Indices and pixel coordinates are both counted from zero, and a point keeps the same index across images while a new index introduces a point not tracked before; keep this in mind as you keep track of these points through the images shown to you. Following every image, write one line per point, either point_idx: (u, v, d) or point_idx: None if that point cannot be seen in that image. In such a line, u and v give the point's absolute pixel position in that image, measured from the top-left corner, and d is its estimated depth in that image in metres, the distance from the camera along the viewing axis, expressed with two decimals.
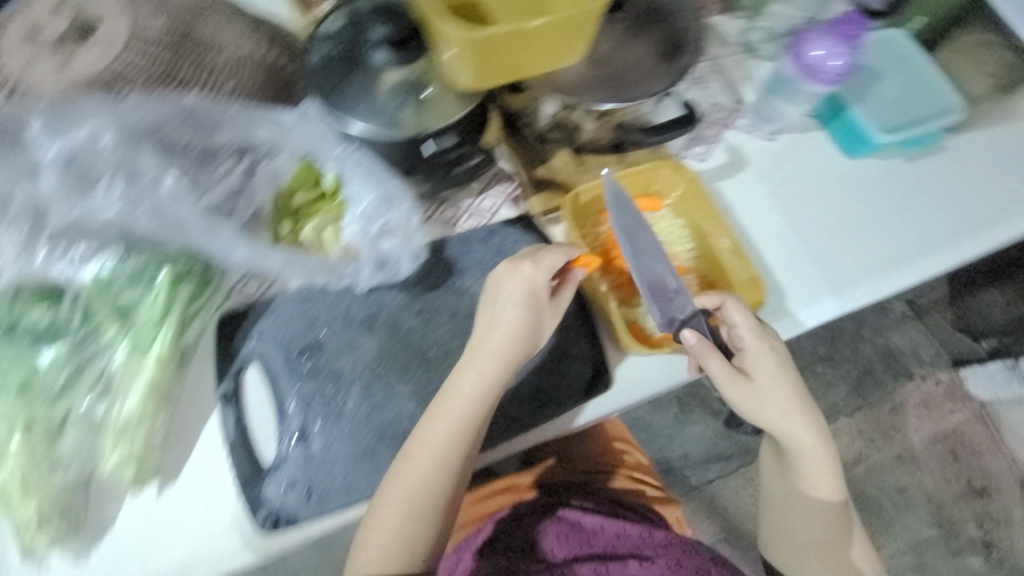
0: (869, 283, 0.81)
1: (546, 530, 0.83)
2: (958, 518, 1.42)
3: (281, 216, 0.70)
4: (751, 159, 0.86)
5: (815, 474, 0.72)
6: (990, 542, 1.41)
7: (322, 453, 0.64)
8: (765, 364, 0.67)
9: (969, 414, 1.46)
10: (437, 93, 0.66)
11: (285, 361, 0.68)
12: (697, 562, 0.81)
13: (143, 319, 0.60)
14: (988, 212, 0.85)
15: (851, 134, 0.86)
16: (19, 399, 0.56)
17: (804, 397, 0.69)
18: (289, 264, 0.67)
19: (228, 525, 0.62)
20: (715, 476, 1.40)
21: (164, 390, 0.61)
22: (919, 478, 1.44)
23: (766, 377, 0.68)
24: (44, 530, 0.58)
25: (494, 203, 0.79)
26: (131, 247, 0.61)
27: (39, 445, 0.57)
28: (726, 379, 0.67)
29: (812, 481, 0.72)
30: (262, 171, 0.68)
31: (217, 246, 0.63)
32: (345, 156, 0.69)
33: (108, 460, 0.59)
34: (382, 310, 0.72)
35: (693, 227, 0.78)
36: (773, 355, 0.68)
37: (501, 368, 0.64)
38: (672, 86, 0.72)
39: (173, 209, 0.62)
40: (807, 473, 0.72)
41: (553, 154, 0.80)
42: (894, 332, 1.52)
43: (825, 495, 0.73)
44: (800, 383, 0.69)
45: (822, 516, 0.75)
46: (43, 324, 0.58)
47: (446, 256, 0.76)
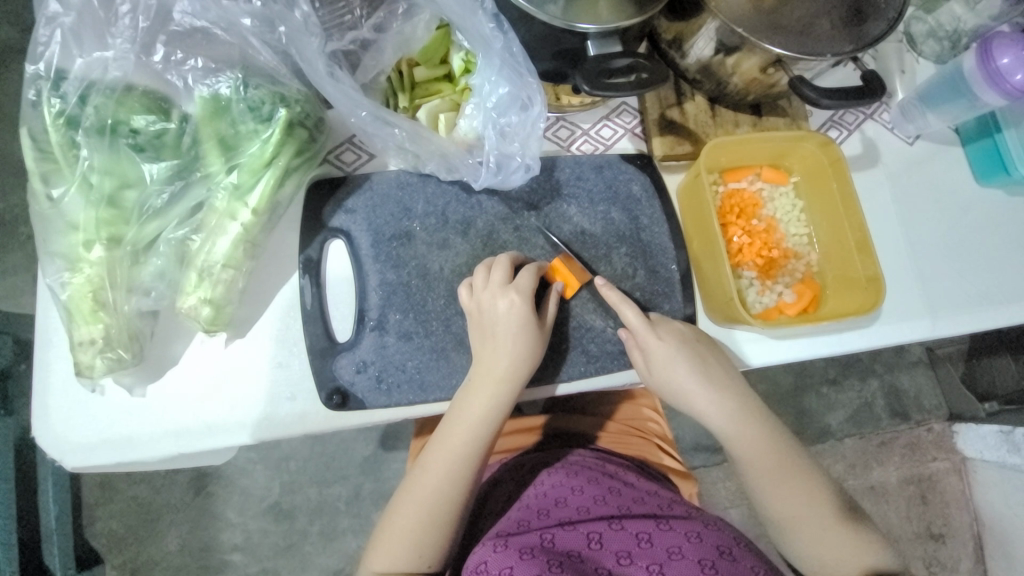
0: (965, 313, 0.77)
1: (556, 482, 0.69)
2: (909, 556, 1.27)
3: (400, 87, 0.64)
4: (885, 158, 0.80)
5: (765, 456, 0.63)
6: None
7: (396, 345, 0.62)
8: (680, 356, 0.63)
9: (947, 464, 1.31)
10: None
11: (372, 244, 0.64)
12: (719, 539, 0.61)
13: (249, 158, 0.55)
14: None
15: (992, 158, 0.79)
16: (111, 209, 0.52)
17: (714, 377, 0.64)
18: (411, 140, 0.60)
19: (290, 393, 0.60)
20: (699, 465, 1.24)
21: (256, 241, 0.57)
22: (884, 513, 1.27)
23: (678, 367, 0.63)
24: (103, 356, 0.53)
25: (614, 133, 0.74)
26: (249, 76, 0.54)
27: (120, 263, 0.54)
28: (657, 377, 0.64)
29: (773, 465, 0.62)
30: (394, 29, 0.59)
31: (341, 104, 0.56)
32: (494, 37, 0.58)
33: (187, 298, 0.56)
34: (480, 216, 0.67)
35: (812, 213, 0.73)
36: (687, 341, 0.64)
37: (505, 389, 0.59)
38: (857, 53, 0.62)
39: (301, 42, 0.52)
40: (761, 460, 0.63)
41: (689, 98, 0.74)
42: (904, 373, 1.32)
43: (773, 457, 0.63)
44: (701, 362, 0.64)
45: (816, 495, 0.62)
46: (149, 134, 0.53)
47: (556, 177, 0.70)
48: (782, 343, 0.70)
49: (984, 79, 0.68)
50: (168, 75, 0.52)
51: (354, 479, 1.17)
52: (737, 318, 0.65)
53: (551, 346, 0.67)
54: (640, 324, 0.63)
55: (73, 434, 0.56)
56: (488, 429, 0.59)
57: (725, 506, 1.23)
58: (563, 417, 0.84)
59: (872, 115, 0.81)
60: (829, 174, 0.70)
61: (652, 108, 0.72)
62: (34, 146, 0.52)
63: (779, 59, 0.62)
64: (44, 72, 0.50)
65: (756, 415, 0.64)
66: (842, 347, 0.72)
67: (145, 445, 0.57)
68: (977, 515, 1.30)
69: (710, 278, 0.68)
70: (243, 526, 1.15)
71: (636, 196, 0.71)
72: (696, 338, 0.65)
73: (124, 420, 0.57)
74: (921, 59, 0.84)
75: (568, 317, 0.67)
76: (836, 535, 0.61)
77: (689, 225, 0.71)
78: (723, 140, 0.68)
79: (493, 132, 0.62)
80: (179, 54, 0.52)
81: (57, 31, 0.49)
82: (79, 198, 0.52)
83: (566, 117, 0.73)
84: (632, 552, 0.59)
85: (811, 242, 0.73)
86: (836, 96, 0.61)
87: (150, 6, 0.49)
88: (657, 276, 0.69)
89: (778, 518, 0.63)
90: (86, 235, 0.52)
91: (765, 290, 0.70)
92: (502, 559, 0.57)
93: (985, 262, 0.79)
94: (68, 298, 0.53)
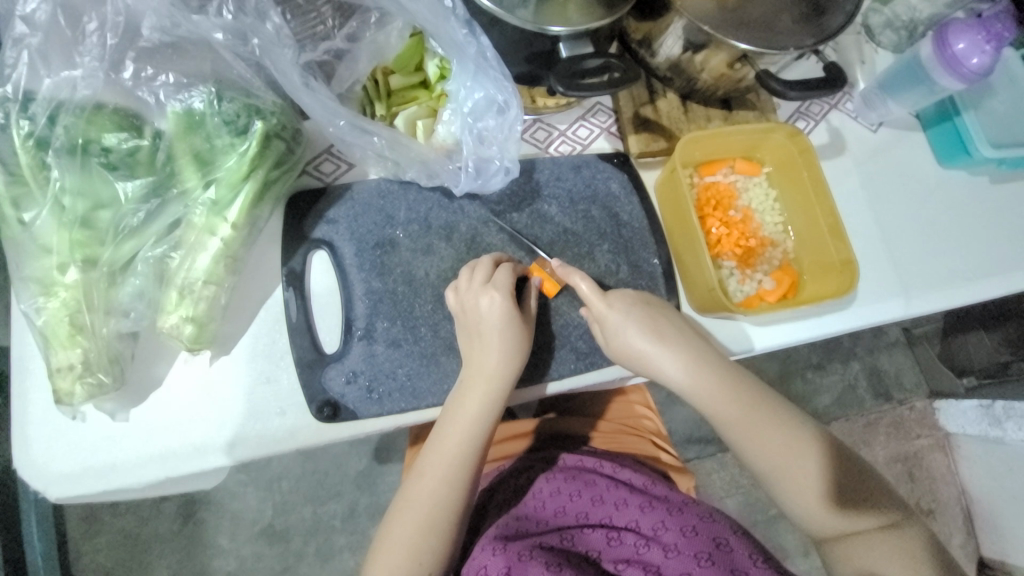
0: (936, 290, 0.80)
1: (554, 489, 0.69)
2: None
3: (376, 96, 0.65)
4: (851, 145, 0.83)
5: (737, 412, 0.62)
6: None
7: (384, 352, 0.61)
8: (632, 323, 0.63)
9: (931, 441, 1.34)
10: None
11: (357, 254, 0.63)
12: (715, 530, 0.62)
13: (226, 172, 0.55)
14: (1004, 199, 0.84)
15: (953, 142, 0.82)
16: (84, 230, 0.51)
17: (674, 342, 0.63)
18: (391, 147, 0.61)
19: (279, 408, 0.59)
20: (693, 456, 1.26)
21: (237, 255, 0.56)
22: None
23: (633, 335, 0.63)
24: (82, 382, 0.52)
25: (590, 133, 0.75)
26: (223, 89, 0.54)
27: (96, 285, 0.52)
28: (616, 349, 0.64)
29: (760, 431, 0.62)
30: (367, 38, 0.60)
31: (318, 114, 0.56)
32: (468, 43, 0.59)
33: (168, 317, 0.55)
34: (463, 220, 0.67)
35: (786, 200, 0.75)
36: (639, 304, 0.64)
37: (497, 390, 0.59)
38: (819, 45, 0.64)
39: (274, 54, 0.52)
40: (731, 415, 0.62)
41: (660, 95, 0.75)
42: (884, 354, 1.36)
43: (762, 426, 0.62)
44: (659, 330, 0.63)
45: (797, 445, 0.61)
46: (122, 152, 0.52)
47: (537, 178, 0.71)
48: (766, 330, 0.72)
49: (940, 64, 0.72)
50: (139, 92, 0.52)
51: (349, 494, 1.15)
52: (721, 308, 0.67)
53: (539, 345, 0.67)
54: (595, 298, 0.63)
55: (54, 465, 0.55)
56: (480, 431, 0.59)
57: (721, 497, 1.24)
58: (557, 420, 0.85)
59: (837, 105, 0.84)
60: (799, 161, 0.72)
61: (626, 107, 0.74)
62: (1, 170, 0.50)
63: (745, 55, 0.64)
64: (9, 94, 0.49)
65: (739, 386, 0.63)
66: (822, 330, 0.74)
67: (131, 471, 0.56)
68: (964, 489, 1.34)
69: (695, 270, 0.69)
70: (236, 550, 1.12)
71: (615, 193, 0.72)
72: (680, 324, 0.65)
73: (107, 447, 0.56)
74: (880, 49, 0.87)
75: (555, 315, 0.68)
76: (823, 483, 0.61)
77: (667, 216, 0.72)
78: (696, 134, 0.70)
79: (471, 136, 0.63)
80: (149, 71, 0.51)
81: (23, 52, 0.48)
82: (52, 221, 0.51)
83: (542, 119, 0.74)
84: (630, 559, 0.61)
85: (787, 230, 0.75)
86: (801, 87, 0.64)
87: (117, 22, 0.48)
88: (639, 271, 0.70)
89: (763, 472, 0.62)
90: (60, 258, 0.51)
91: (745, 280, 0.72)
92: (500, 560, 0.58)
93: (951, 239, 0.82)
94: (44, 324, 0.51)
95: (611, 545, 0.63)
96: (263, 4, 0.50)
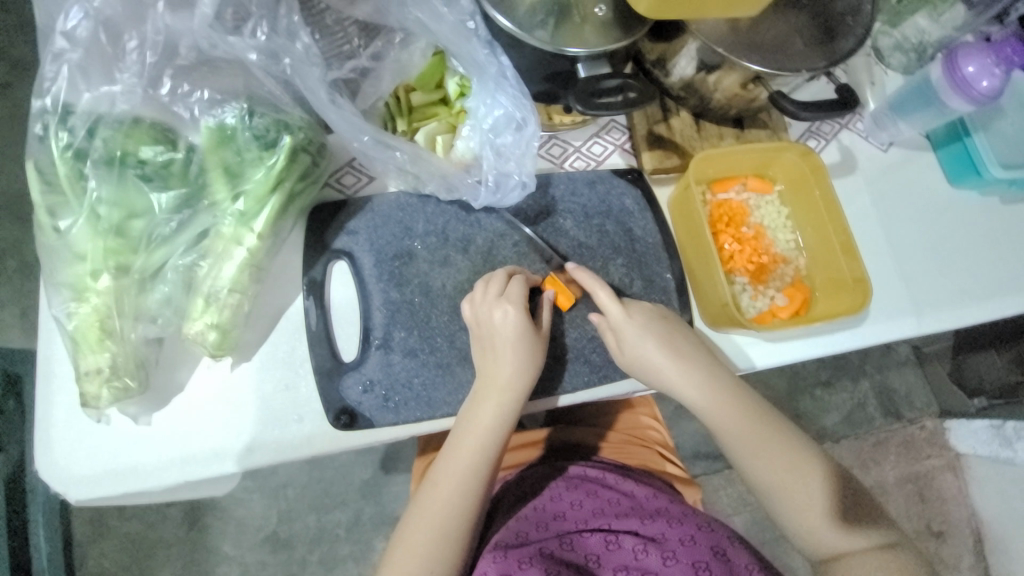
0: (948, 308, 0.80)
1: (554, 495, 0.69)
2: None
3: (397, 112, 0.66)
4: (862, 165, 0.84)
5: (746, 428, 0.63)
6: None
7: (400, 362, 0.62)
8: (648, 335, 0.64)
9: (942, 462, 1.33)
10: (574, 21, 0.60)
11: (375, 264, 0.65)
12: (713, 540, 0.63)
13: (254, 185, 0.57)
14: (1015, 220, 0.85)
15: (964, 162, 0.83)
16: (117, 239, 0.53)
17: (686, 356, 0.64)
18: (412, 162, 0.62)
19: (297, 415, 0.60)
20: (699, 472, 1.25)
21: (261, 265, 0.58)
22: None
23: (649, 346, 0.63)
24: (110, 385, 0.53)
25: (604, 150, 0.77)
26: (254, 105, 0.56)
27: (126, 292, 0.54)
28: (631, 358, 0.64)
29: (766, 446, 0.62)
30: (391, 57, 0.62)
31: (344, 129, 0.58)
32: (489, 62, 0.61)
33: (194, 323, 0.56)
34: (480, 233, 0.68)
35: (797, 218, 0.76)
36: (656, 317, 0.65)
37: (511, 400, 0.60)
38: (831, 67, 0.65)
39: (304, 72, 0.54)
40: (740, 432, 0.63)
41: (674, 114, 0.77)
42: (893, 373, 1.35)
43: (770, 443, 0.62)
44: (672, 343, 0.64)
45: (804, 464, 0.62)
46: (157, 164, 0.54)
47: (552, 193, 0.72)
48: (777, 345, 0.72)
49: (952, 88, 0.73)
50: (175, 107, 0.54)
51: (355, 503, 1.15)
52: (734, 323, 0.67)
53: (552, 357, 0.68)
54: (614, 306, 0.64)
55: (77, 467, 0.56)
56: (494, 440, 0.60)
57: (728, 514, 1.23)
58: (566, 430, 0.85)
59: (848, 125, 0.85)
60: (810, 181, 0.74)
61: (640, 125, 0.76)
62: (41, 180, 0.53)
63: (758, 76, 0.66)
64: (52, 107, 0.51)
65: (748, 404, 0.64)
66: (834, 347, 0.74)
67: (152, 474, 0.57)
68: (976, 511, 1.31)
69: (709, 285, 0.70)
70: (241, 557, 1.13)
71: (629, 209, 0.73)
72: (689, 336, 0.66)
73: (129, 450, 0.57)
74: (889, 71, 0.89)
75: (569, 328, 0.68)
76: (829, 503, 0.61)
77: (680, 232, 0.73)
78: (709, 153, 0.71)
79: (489, 152, 0.64)
80: (185, 87, 0.53)
81: (65, 67, 0.50)
82: (87, 229, 0.53)
83: (558, 135, 0.76)
84: (628, 565, 0.61)
85: (799, 247, 0.76)
86: (813, 108, 0.65)
87: (157, 41, 0.50)
88: (652, 285, 0.71)
89: (771, 492, 0.62)
90: (93, 264, 0.53)
91: (759, 296, 0.72)
92: (501, 567, 0.58)
93: (962, 258, 0.82)
94: (75, 329, 0.53)
95: (610, 549, 0.62)
96: (295, 25, 0.52)
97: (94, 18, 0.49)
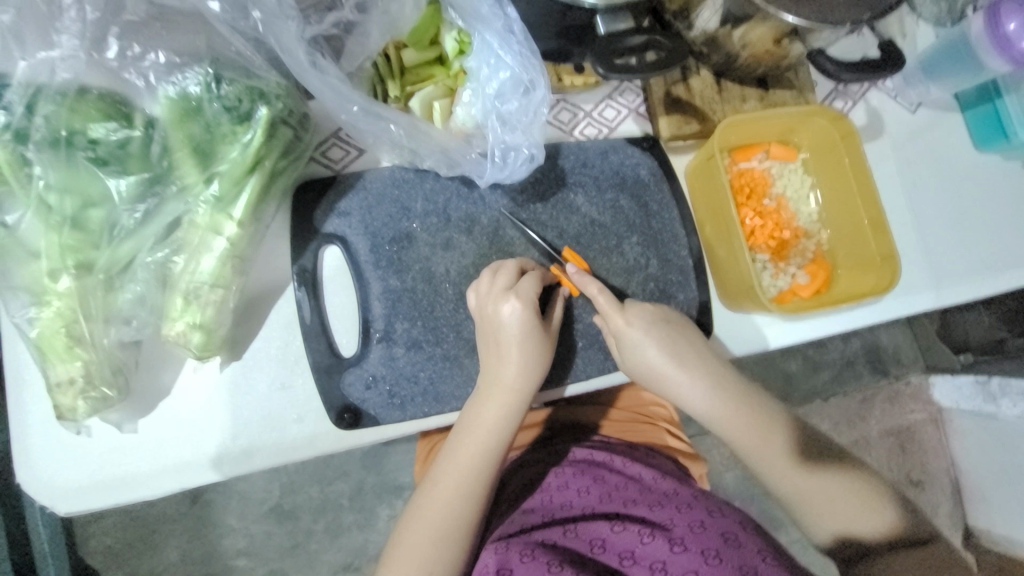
0: (967, 280, 0.77)
1: (562, 482, 0.68)
2: None
3: (388, 74, 0.58)
4: (889, 128, 0.79)
5: (756, 436, 0.61)
6: None
7: (404, 357, 0.58)
8: (650, 339, 0.60)
9: (925, 415, 1.36)
10: None
11: (371, 249, 0.59)
12: (724, 526, 0.60)
13: (230, 166, 0.49)
14: None
15: (991, 124, 0.78)
16: (75, 233, 0.46)
17: (698, 367, 0.62)
18: (409, 135, 0.55)
19: (297, 415, 0.56)
20: (695, 434, 1.26)
21: (244, 255, 0.52)
22: None
23: (650, 353, 0.60)
24: (85, 396, 0.48)
25: (617, 114, 0.70)
26: (221, 69, 0.48)
27: (93, 292, 0.48)
28: (633, 365, 0.62)
29: (756, 437, 0.61)
30: (378, 8, 0.53)
31: (328, 97, 0.50)
32: (494, 15, 0.53)
33: (174, 324, 0.50)
34: (484, 212, 0.62)
35: (823, 190, 0.71)
36: (659, 321, 0.61)
37: (518, 401, 0.57)
38: (875, 20, 0.58)
39: (278, 28, 0.46)
40: (740, 432, 0.61)
41: (694, 73, 0.70)
42: (884, 331, 1.36)
43: (760, 434, 0.61)
44: (678, 348, 0.61)
45: (807, 457, 0.60)
46: (111, 144, 0.46)
47: (560, 165, 0.66)
48: (795, 324, 0.69)
49: (991, 44, 0.67)
50: (126, 74, 0.46)
51: (356, 475, 1.15)
52: (755, 304, 0.64)
53: (565, 343, 0.64)
54: (614, 313, 0.60)
55: (61, 479, 0.52)
56: (501, 442, 0.56)
57: (721, 472, 1.26)
58: (571, 409, 0.83)
59: (877, 83, 0.79)
60: (840, 148, 0.68)
61: (657, 86, 0.69)
62: None
63: (794, 29, 0.58)
64: None
65: (744, 396, 0.62)
66: (852, 324, 0.71)
67: (143, 483, 0.53)
68: (953, 461, 1.37)
69: (734, 266, 0.65)
70: (245, 531, 1.12)
71: (644, 180, 0.67)
72: (685, 331, 0.63)
73: (115, 459, 0.53)
74: (921, 23, 0.82)
75: (580, 313, 0.64)
76: (829, 485, 0.59)
77: (701, 208, 0.68)
78: (735, 119, 0.65)
79: (495, 121, 0.57)
80: (137, 48, 0.45)
81: None
82: (39, 223, 0.46)
83: (567, 98, 0.68)
84: (635, 553, 0.58)
85: (821, 220, 0.72)
86: (856, 67, 0.58)
87: None
88: (669, 264, 0.67)
89: (790, 495, 0.60)
90: (50, 264, 0.46)
91: (783, 272, 0.69)
92: (503, 559, 0.57)
93: (983, 225, 0.79)
94: (38, 335, 0.47)
95: (616, 531, 0.60)
96: None
97: None
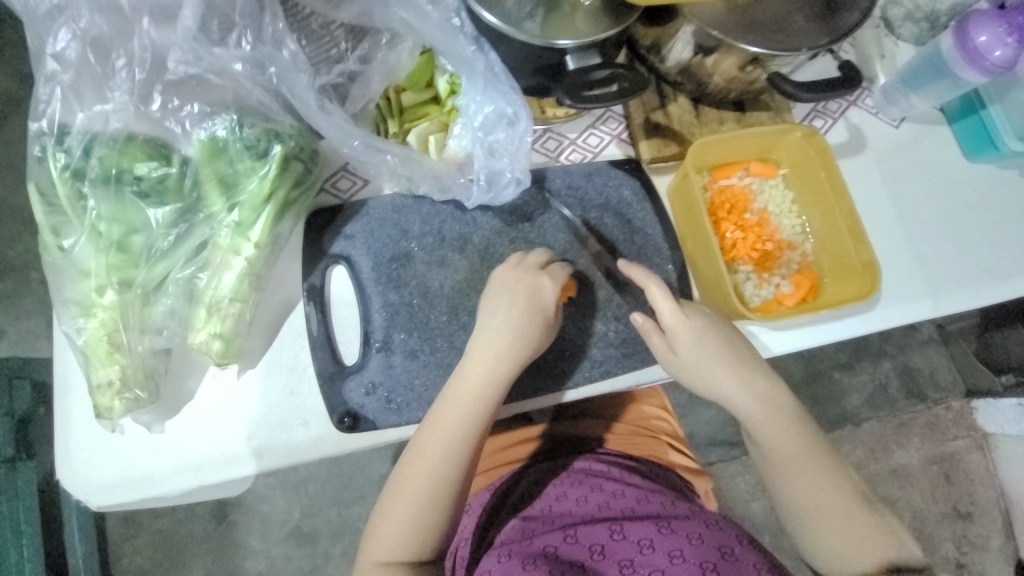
0: (965, 290, 0.77)
1: (561, 492, 0.69)
2: (937, 537, 1.25)
3: (388, 113, 0.66)
4: (872, 143, 0.81)
5: (796, 452, 0.62)
6: (964, 564, 1.25)
7: (401, 364, 0.63)
8: (703, 339, 0.63)
9: (969, 442, 1.28)
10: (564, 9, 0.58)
11: (373, 267, 0.65)
12: (720, 539, 0.61)
13: (249, 196, 0.57)
14: None
15: (979, 134, 0.79)
16: (119, 254, 0.55)
17: (749, 368, 0.64)
18: (403, 164, 0.62)
19: (303, 419, 0.61)
20: (716, 459, 1.24)
21: (260, 273, 0.59)
22: (909, 496, 1.25)
23: (708, 349, 0.63)
24: (120, 397, 0.55)
25: (600, 141, 0.76)
26: (244, 116, 0.57)
27: (131, 306, 0.56)
28: (680, 362, 0.63)
29: (793, 453, 0.62)
30: (379, 59, 0.62)
31: (333, 135, 0.58)
32: (476, 58, 0.61)
33: (198, 334, 0.57)
34: (476, 232, 0.68)
35: (804, 203, 0.74)
36: (714, 324, 0.64)
37: (503, 366, 0.59)
38: (833, 45, 0.63)
39: (291, 79, 0.54)
40: (783, 444, 0.62)
41: (671, 100, 0.75)
42: (916, 352, 1.30)
43: (797, 449, 0.62)
44: (732, 350, 0.64)
45: (835, 484, 0.62)
46: (153, 180, 0.55)
47: (547, 188, 0.71)
48: (784, 334, 0.71)
49: (963, 59, 0.69)
50: (167, 123, 0.55)
51: (373, 497, 1.18)
52: (735, 312, 0.66)
53: (554, 354, 0.68)
54: (671, 308, 0.63)
55: (96, 475, 0.58)
56: (486, 404, 0.59)
57: (744, 500, 1.22)
58: (573, 423, 0.84)
59: (856, 102, 0.82)
60: (817, 162, 0.71)
61: (636, 113, 0.74)
62: (42, 200, 0.54)
63: (756, 58, 0.63)
64: (47, 129, 0.53)
65: (788, 411, 0.64)
66: (841, 334, 0.72)
67: (167, 480, 0.59)
68: (1003, 490, 1.28)
69: (714, 275, 0.68)
70: (267, 551, 1.16)
71: (627, 200, 0.72)
72: (735, 337, 0.65)
73: (144, 457, 0.59)
74: (900, 42, 0.85)
75: (568, 324, 0.68)
76: (847, 515, 0.61)
77: (681, 223, 0.72)
78: (711, 138, 0.69)
79: (481, 150, 0.64)
80: (175, 101, 0.54)
81: (56, 88, 0.51)
82: (90, 247, 0.55)
83: (553, 128, 0.75)
84: (634, 561, 0.59)
85: (805, 231, 0.74)
86: (814, 88, 0.63)
87: (144, 58, 0.51)
88: (653, 277, 0.70)
89: (803, 513, 0.62)
90: (98, 281, 0.55)
91: (766, 283, 0.71)
92: (506, 567, 0.59)
93: (981, 235, 0.79)
94: (85, 343, 0.55)
95: (615, 538, 0.61)
96: (280, 32, 0.53)
97: (81, 38, 0.50)
